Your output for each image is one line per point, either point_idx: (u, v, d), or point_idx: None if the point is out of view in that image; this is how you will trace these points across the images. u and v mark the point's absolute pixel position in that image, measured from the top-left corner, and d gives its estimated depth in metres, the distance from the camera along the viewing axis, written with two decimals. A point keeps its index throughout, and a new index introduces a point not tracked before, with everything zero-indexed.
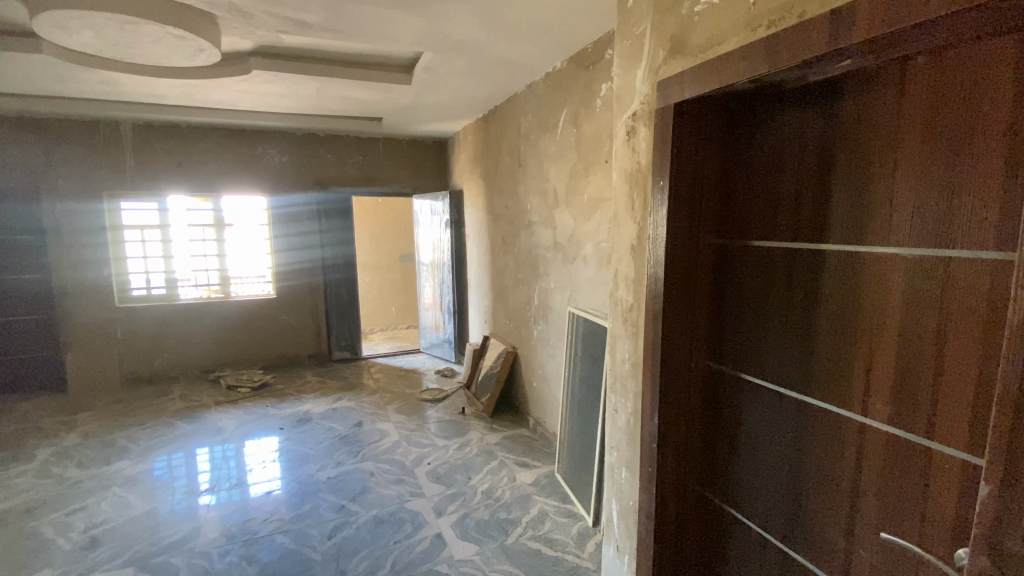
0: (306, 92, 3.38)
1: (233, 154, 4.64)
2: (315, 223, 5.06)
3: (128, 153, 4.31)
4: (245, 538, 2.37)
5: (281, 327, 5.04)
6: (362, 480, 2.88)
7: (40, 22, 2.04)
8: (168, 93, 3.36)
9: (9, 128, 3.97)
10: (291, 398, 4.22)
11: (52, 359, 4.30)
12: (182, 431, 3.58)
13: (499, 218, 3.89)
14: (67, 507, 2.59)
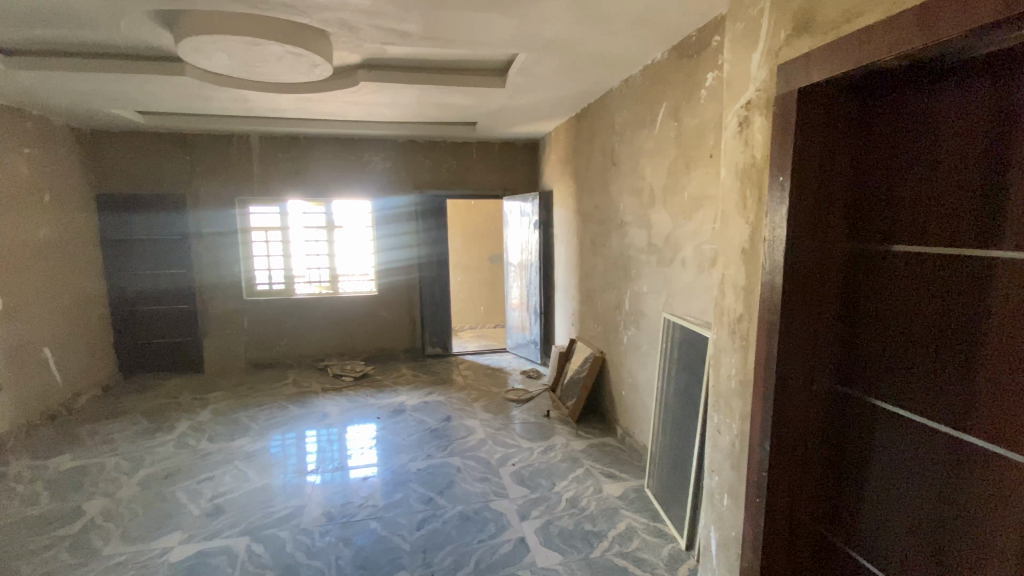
0: (406, 100, 3.55)
1: (341, 161, 5.02)
2: (412, 224, 5.31)
3: (256, 163, 4.83)
4: (343, 520, 2.53)
5: (380, 322, 5.36)
6: (449, 475, 2.95)
7: (185, 48, 2.32)
8: (288, 107, 3.70)
9: (164, 145, 4.63)
10: (386, 390, 4.46)
11: (193, 344, 4.90)
12: (293, 413, 3.93)
13: (590, 219, 3.80)
14: (198, 476, 2.95)
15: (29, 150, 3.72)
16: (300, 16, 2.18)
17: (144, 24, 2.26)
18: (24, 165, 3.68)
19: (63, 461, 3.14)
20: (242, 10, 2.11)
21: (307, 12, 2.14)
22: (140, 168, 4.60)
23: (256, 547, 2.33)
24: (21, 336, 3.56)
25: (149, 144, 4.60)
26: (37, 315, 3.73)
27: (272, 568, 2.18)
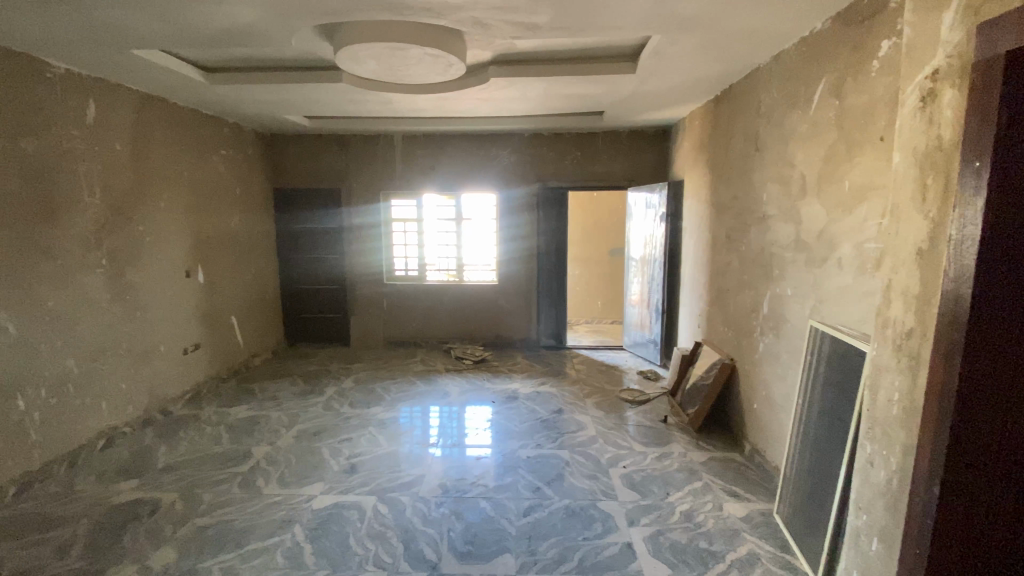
0: (534, 93, 3.59)
1: (471, 155, 5.28)
2: (534, 216, 5.39)
3: (397, 159, 5.30)
4: (456, 495, 2.68)
5: (500, 311, 5.55)
6: (559, 467, 2.97)
7: (341, 57, 2.61)
8: (426, 106, 3.98)
9: (325, 144, 5.29)
10: (503, 376, 4.63)
11: (341, 320, 5.57)
12: (419, 389, 4.27)
13: (725, 212, 3.49)
14: (339, 436, 3.36)
15: (226, 153, 4.51)
16: (439, 18, 2.31)
17: (309, 38, 2.58)
18: (222, 165, 4.47)
19: (241, 411, 3.80)
20: (388, 18, 2.30)
21: (444, 14, 2.26)
22: (306, 165, 5.32)
23: (381, 507, 2.58)
24: (217, 305, 4.38)
25: (313, 144, 5.28)
26: (228, 288, 4.54)
27: (393, 529, 2.39)
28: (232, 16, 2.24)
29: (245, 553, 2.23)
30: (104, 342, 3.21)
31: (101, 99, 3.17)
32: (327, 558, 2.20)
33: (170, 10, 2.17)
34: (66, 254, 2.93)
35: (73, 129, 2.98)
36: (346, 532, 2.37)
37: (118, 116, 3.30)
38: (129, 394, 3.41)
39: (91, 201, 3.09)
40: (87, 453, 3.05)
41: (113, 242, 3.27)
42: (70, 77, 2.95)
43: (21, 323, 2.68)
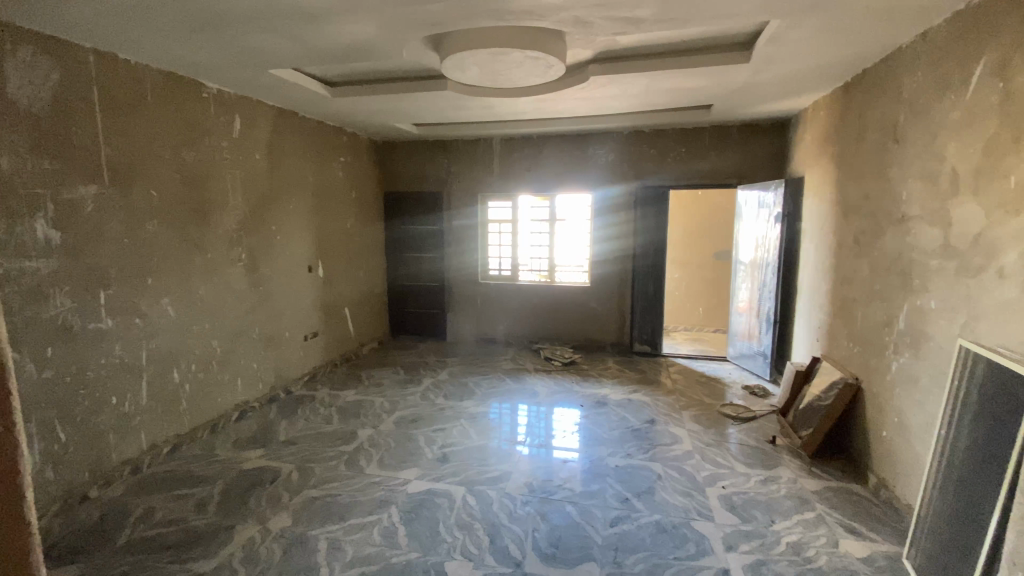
0: (635, 90, 3.48)
1: (569, 156, 5.26)
2: (632, 216, 5.23)
3: (496, 161, 5.44)
4: (542, 495, 2.69)
5: (592, 313, 5.47)
6: (649, 480, 2.85)
7: (446, 65, 2.74)
8: (525, 109, 4.04)
9: (430, 149, 5.59)
10: (593, 380, 4.56)
11: (439, 316, 5.85)
12: (510, 387, 4.34)
13: (854, 213, 3.10)
14: (433, 425, 3.54)
15: (344, 159, 4.96)
16: (539, 20, 2.33)
17: (418, 48, 2.74)
18: (341, 170, 4.92)
19: (350, 395, 4.16)
20: (491, 24, 2.37)
21: (545, 16, 2.28)
22: (413, 169, 5.66)
23: (470, 498, 2.67)
24: (333, 297, 4.83)
25: (420, 149, 5.61)
26: (342, 283, 4.99)
27: (480, 521, 2.46)
28: (352, 33, 2.45)
29: (348, 526, 2.43)
30: (241, 327, 3.69)
31: (245, 114, 3.65)
32: (418, 541, 2.33)
33: (302, 33, 2.43)
34: (214, 249, 3.42)
35: (222, 141, 3.45)
36: (437, 519, 2.49)
37: (259, 129, 3.78)
38: (260, 372, 3.89)
39: (234, 203, 3.57)
40: (225, 422, 3.53)
41: (251, 239, 3.75)
42: (221, 96, 3.43)
43: (180, 307, 3.17)
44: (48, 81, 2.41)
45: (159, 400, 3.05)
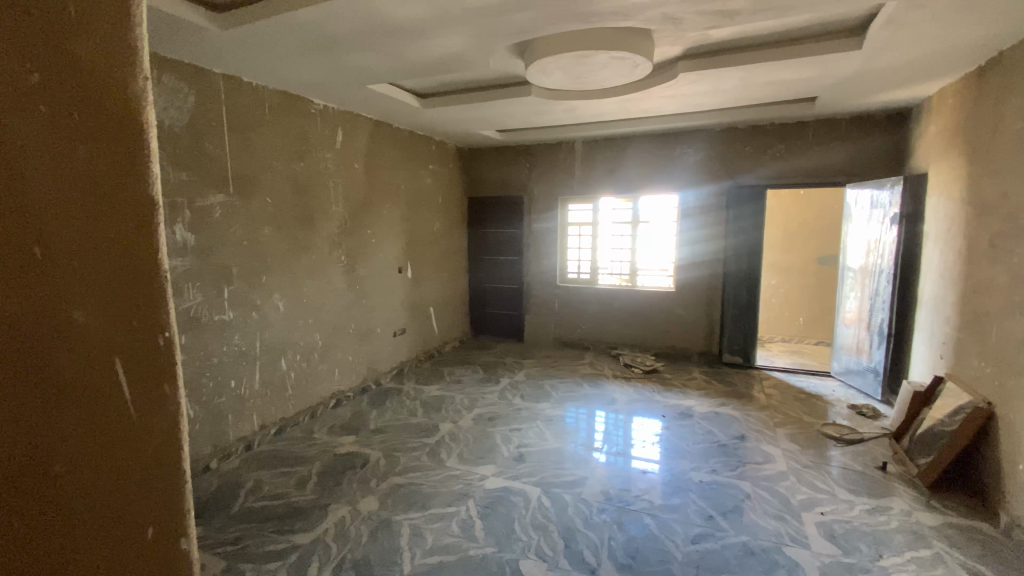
0: (729, 85, 3.29)
1: (655, 156, 5.10)
2: (723, 218, 4.95)
3: (578, 164, 5.42)
4: (619, 504, 2.63)
5: (676, 320, 5.24)
6: (737, 499, 2.67)
7: (532, 71, 2.78)
8: (609, 110, 3.97)
9: (513, 153, 5.69)
10: (676, 390, 4.37)
11: (518, 317, 5.92)
12: (588, 392, 4.29)
13: (990, 213, 2.70)
14: (511, 425, 3.59)
15: (433, 167, 5.20)
16: (627, 20, 2.29)
17: (505, 57, 2.81)
18: (430, 177, 5.17)
19: (433, 390, 4.35)
20: (577, 28, 2.37)
21: (633, 15, 2.24)
22: (496, 173, 5.80)
23: (545, 499, 2.67)
24: (420, 297, 5.08)
25: (503, 153, 5.73)
26: (428, 284, 5.23)
27: (555, 524, 2.46)
28: (443, 47, 2.57)
29: (428, 515, 2.54)
30: (339, 322, 4.00)
31: (346, 127, 3.95)
32: (494, 537, 2.38)
33: (398, 49, 2.60)
34: (318, 250, 3.74)
35: (327, 153, 3.77)
36: (512, 517, 2.52)
37: (358, 140, 4.09)
38: (354, 365, 4.19)
39: (336, 209, 3.89)
40: (323, 408, 3.84)
41: (349, 241, 4.05)
42: (326, 112, 3.75)
43: (288, 302, 3.51)
44: (187, 104, 2.79)
45: (269, 386, 3.40)
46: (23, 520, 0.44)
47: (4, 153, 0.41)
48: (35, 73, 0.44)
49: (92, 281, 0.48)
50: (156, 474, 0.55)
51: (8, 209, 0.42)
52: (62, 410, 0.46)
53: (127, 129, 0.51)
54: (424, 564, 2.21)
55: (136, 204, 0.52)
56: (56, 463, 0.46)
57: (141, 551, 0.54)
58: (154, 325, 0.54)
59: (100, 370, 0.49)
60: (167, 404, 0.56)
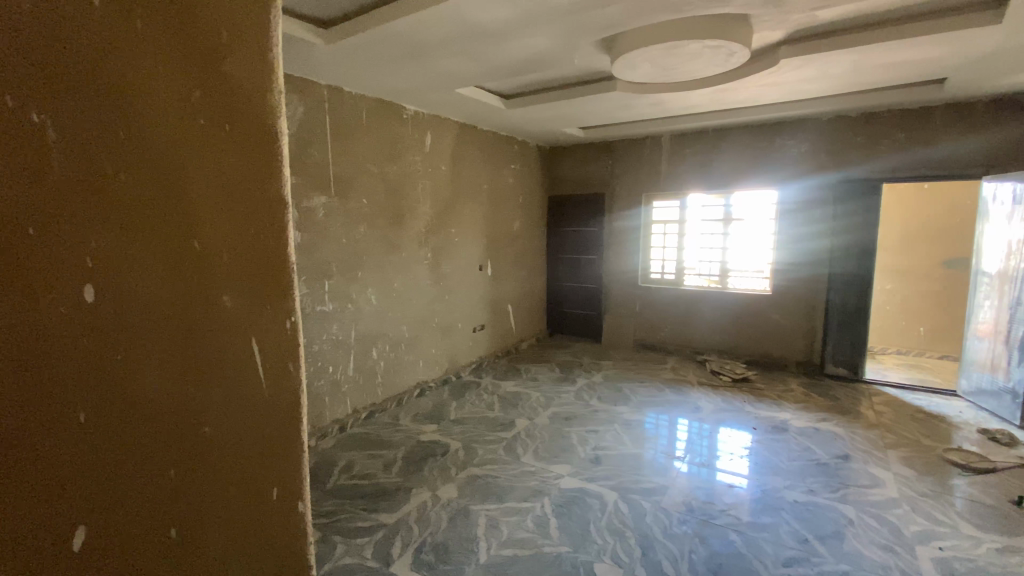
0: (837, 70, 2.99)
1: (751, 149, 4.77)
2: (828, 217, 4.52)
3: (665, 160, 5.21)
4: (702, 517, 2.51)
5: (771, 326, 4.87)
6: (837, 523, 2.44)
7: (619, 65, 2.72)
8: (700, 102, 3.78)
9: (595, 150, 5.60)
10: (769, 401, 4.06)
11: (597, 317, 5.83)
12: (670, 398, 4.12)
13: None
14: (587, 426, 3.55)
15: (515, 166, 5.28)
16: (723, 5, 2.17)
17: (591, 53, 2.78)
18: (512, 176, 5.25)
19: (510, 386, 4.42)
20: (669, 17, 2.29)
21: None
22: (578, 171, 5.74)
23: (622, 505, 2.62)
24: (499, 293, 5.19)
25: (586, 151, 5.66)
26: (507, 281, 5.33)
27: (632, 530, 2.40)
28: (530, 47, 2.60)
29: (505, 508, 2.60)
30: (424, 316, 4.20)
31: (434, 131, 4.14)
32: (569, 536, 2.37)
33: (486, 53, 2.67)
34: (407, 248, 3.95)
35: (416, 156, 3.97)
36: (588, 519, 2.50)
37: (445, 142, 4.26)
38: (437, 358, 4.38)
39: (423, 208, 4.08)
40: (408, 397, 4.06)
41: (434, 239, 4.24)
42: (417, 117, 3.96)
43: (379, 296, 3.75)
44: (297, 114, 3.07)
45: (361, 373, 3.66)
46: (184, 471, 0.52)
47: (179, 160, 0.50)
48: (199, 92, 0.51)
49: (236, 267, 0.56)
50: (281, 442, 0.62)
51: (179, 208, 0.50)
52: (210, 379, 0.54)
53: (268, 137, 0.58)
54: (499, 555, 2.26)
55: (271, 202, 0.59)
56: (207, 425, 0.54)
57: (269, 507, 0.61)
58: (282, 310, 0.61)
59: (241, 346, 0.57)
60: (290, 380, 0.63)
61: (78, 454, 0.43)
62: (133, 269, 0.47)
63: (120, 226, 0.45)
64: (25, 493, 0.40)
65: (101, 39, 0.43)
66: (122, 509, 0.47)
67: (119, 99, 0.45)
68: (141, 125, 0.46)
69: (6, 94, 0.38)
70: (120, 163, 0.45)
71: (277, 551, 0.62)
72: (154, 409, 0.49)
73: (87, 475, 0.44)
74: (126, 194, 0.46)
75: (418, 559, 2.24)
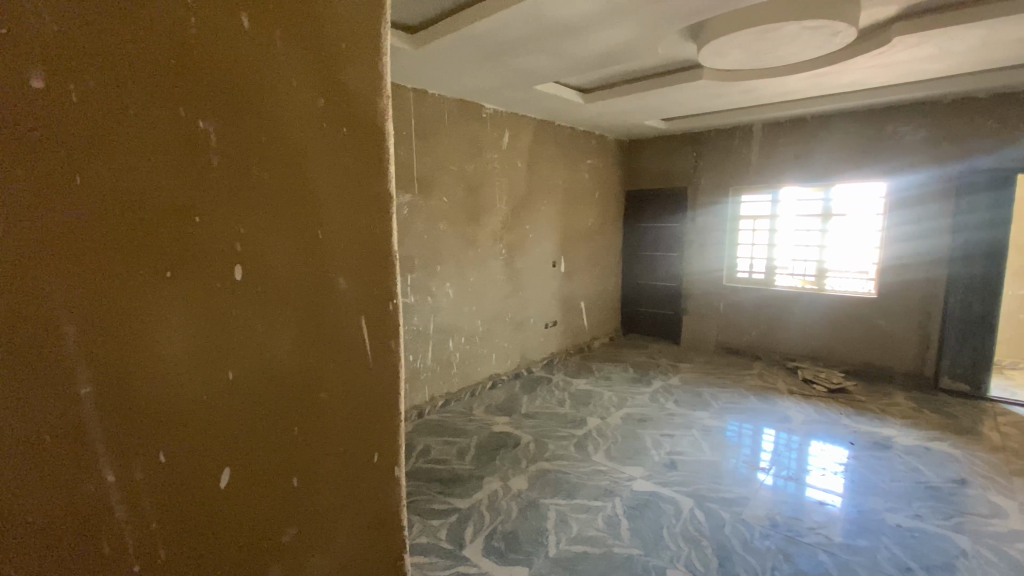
0: (965, 46, 2.63)
1: (855, 137, 4.34)
2: (948, 211, 4.02)
3: (755, 151, 4.88)
4: (787, 533, 2.34)
5: (875, 332, 4.40)
6: (948, 555, 2.17)
7: (706, 53, 2.58)
8: (796, 88, 3.49)
9: (677, 143, 5.37)
10: (870, 415, 3.68)
11: (675, 317, 5.60)
12: (754, 405, 3.88)
13: None
14: (662, 430, 3.44)
15: (592, 162, 5.21)
16: None
17: (676, 41, 2.67)
18: (588, 172, 5.19)
19: (582, 383, 4.39)
20: None
21: None
22: (658, 165, 5.55)
23: (698, 513, 2.51)
24: (573, 290, 5.16)
25: (667, 144, 5.45)
26: (581, 278, 5.28)
27: (708, 539, 2.31)
28: (610, 39, 2.55)
29: (575, 505, 2.60)
30: (498, 310, 4.29)
31: (512, 129, 4.20)
32: (640, 539, 2.33)
33: (565, 48, 2.65)
34: (483, 243, 4.06)
35: (494, 154, 4.05)
36: (661, 524, 2.43)
37: (522, 139, 4.30)
38: (510, 351, 4.46)
39: (500, 205, 4.17)
40: (481, 388, 4.17)
41: (510, 235, 4.31)
42: (496, 115, 4.04)
43: (456, 290, 3.89)
44: None
45: (439, 363, 3.82)
46: (306, 435, 0.57)
47: (305, 150, 0.53)
48: (322, 96, 0.54)
49: (350, 251, 0.58)
50: (388, 416, 0.65)
51: (305, 198, 0.54)
52: (328, 355, 0.57)
53: (378, 128, 0.60)
54: (568, 551, 2.27)
55: (381, 192, 0.61)
56: (325, 393, 0.58)
57: (375, 470, 0.64)
58: (389, 293, 0.63)
59: (353, 326, 0.60)
60: (393, 360, 0.65)
61: (227, 409, 0.50)
62: (269, 253, 0.52)
63: (260, 216, 0.51)
64: (188, 438, 0.47)
65: (244, 53, 0.48)
66: (260, 461, 0.53)
67: (255, 99, 0.49)
68: (275, 127, 0.51)
69: (180, 103, 0.45)
70: (259, 159, 0.50)
71: (379, 511, 0.65)
72: (286, 377, 0.54)
73: (233, 429, 0.51)
74: (262, 187, 0.51)
75: (489, 545, 2.31)
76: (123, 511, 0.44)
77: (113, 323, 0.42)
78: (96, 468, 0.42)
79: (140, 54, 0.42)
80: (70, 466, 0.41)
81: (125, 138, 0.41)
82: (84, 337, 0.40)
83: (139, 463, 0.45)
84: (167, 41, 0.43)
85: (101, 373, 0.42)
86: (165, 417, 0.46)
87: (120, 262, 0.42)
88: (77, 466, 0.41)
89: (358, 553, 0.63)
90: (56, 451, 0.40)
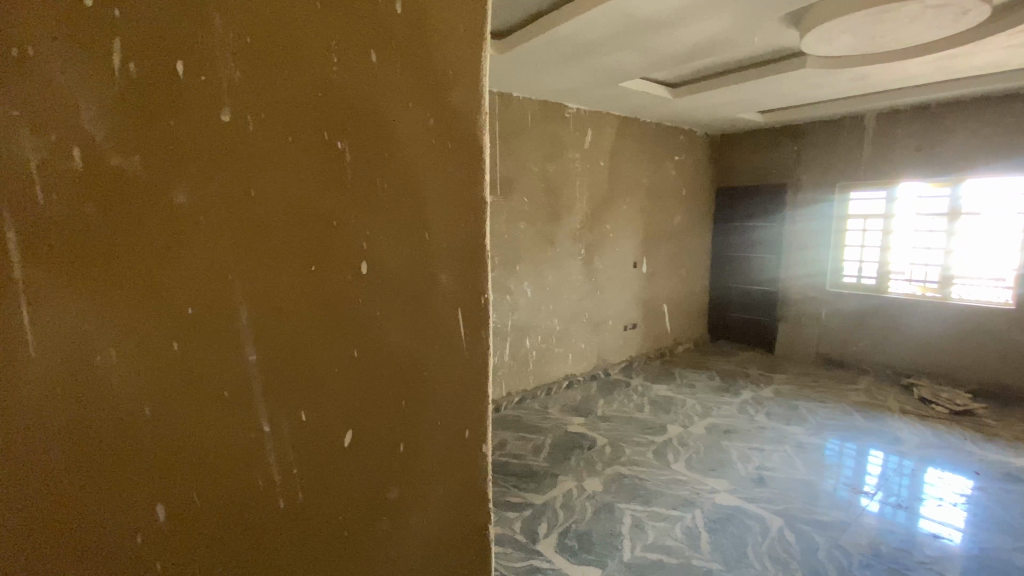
0: None
1: (992, 126, 3.83)
2: None
3: (867, 143, 4.42)
4: (893, 565, 2.12)
5: (1013, 348, 3.84)
6: None
7: (808, 40, 2.41)
8: (919, 72, 3.12)
9: (774, 136, 5.01)
10: (1005, 443, 3.21)
11: (768, 324, 5.23)
12: (859, 423, 3.53)
13: None
14: (750, 443, 3.25)
15: (679, 158, 5.02)
16: None
17: (775, 30, 2.51)
18: (675, 169, 5.00)
19: (662, 389, 4.25)
20: None
21: None
22: (752, 160, 5.21)
23: (788, 533, 2.35)
24: (655, 291, 5.01)
25: (763, 138, 5.09)
26: (664, 280, 5.11)
27: (799, 562, 2.15)
28: (701, 32, 2.46)
29: (652, 512, 2.54)
30: (576, 310, 4.29)
31: (595, 127, 4.17)
32: (722, 554, 2.23)
33: (653, 44, 2.60)
34: (563, 243, 4.08)
35: (577, 153, 4.06)
36: (745, 541, 2.30)
37: (605, 137, 4.26)
38: (587, 352, 4.43)
39: (581, 204, 4.17)
40: (557, 387, 4.19)
41: (590, 235, 4.29)
42: (579, 114, 4.04)
43: (535, 289, 3.94)
44: None
45: (516, 360, 3.89)
46: (411, 410, 0.63)
47: (418, 162, 0.59)
48: (433, 115, 0.60)
49: (452, 248, 0.64)
50: (478, 399, 0.70)
51: (417, 203, 0.60)
52: (429, 340, 0.63)
53: (477, 142, 0.65)
54: (644, 557, 2.23)
55: (477, 198, 0.66)
56: (427, 374, 0.63)
57: (465, 446, 0.69)
58: (481, 287, 0.68)
59: (451, 316, 0.65)
60: (483, 350, 0.69)
61: (350, 384, 0.57)
62: (387, 249, 0.58)
63: (381, 217, 0.57)
64: (322, 404, 0.55)
65: (374, 82, 0.55)
66: (374, 429, 0.59)
67: (381, 120, 0.56)
68: (395, 142, 0.57)
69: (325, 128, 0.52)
70: (382, 170, 0.56)
71: (466, 482, 0.70)
72: (396, 358, 0.61)
73: (354, 401, 0.57)
74: (384, 194, 0.57)
75: (563, 543, 2.34)
76: (274, 458, 0.52)
77: (272, 304, 0.50)
78: (256, 420, 0.51)
79: (296, 89, 0.50)
80: (239, 418, 0.49)
81: (287, 155, 0.50)
82: (252, 313, 0.49)
83: (286, 420, 0.52)
84: (318, 76, 0.51)
85: (263, 344, 0.50)
86: (304, 385, 0.53)
87: (279, 254, 0.50)
88: (245, 417, 0.50)
89: (447, 519, 0.67)
90: (229, 403, 0.48)
